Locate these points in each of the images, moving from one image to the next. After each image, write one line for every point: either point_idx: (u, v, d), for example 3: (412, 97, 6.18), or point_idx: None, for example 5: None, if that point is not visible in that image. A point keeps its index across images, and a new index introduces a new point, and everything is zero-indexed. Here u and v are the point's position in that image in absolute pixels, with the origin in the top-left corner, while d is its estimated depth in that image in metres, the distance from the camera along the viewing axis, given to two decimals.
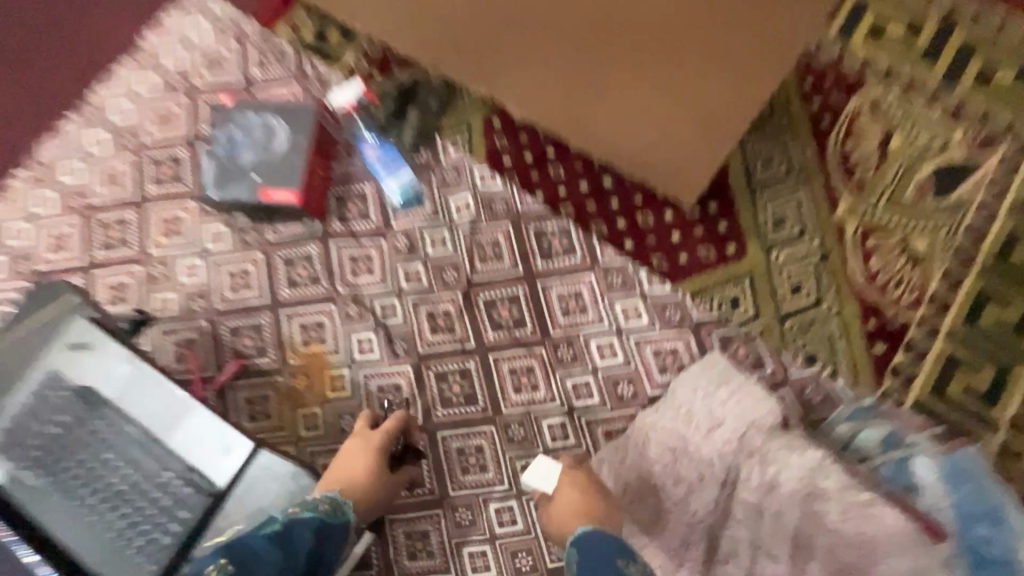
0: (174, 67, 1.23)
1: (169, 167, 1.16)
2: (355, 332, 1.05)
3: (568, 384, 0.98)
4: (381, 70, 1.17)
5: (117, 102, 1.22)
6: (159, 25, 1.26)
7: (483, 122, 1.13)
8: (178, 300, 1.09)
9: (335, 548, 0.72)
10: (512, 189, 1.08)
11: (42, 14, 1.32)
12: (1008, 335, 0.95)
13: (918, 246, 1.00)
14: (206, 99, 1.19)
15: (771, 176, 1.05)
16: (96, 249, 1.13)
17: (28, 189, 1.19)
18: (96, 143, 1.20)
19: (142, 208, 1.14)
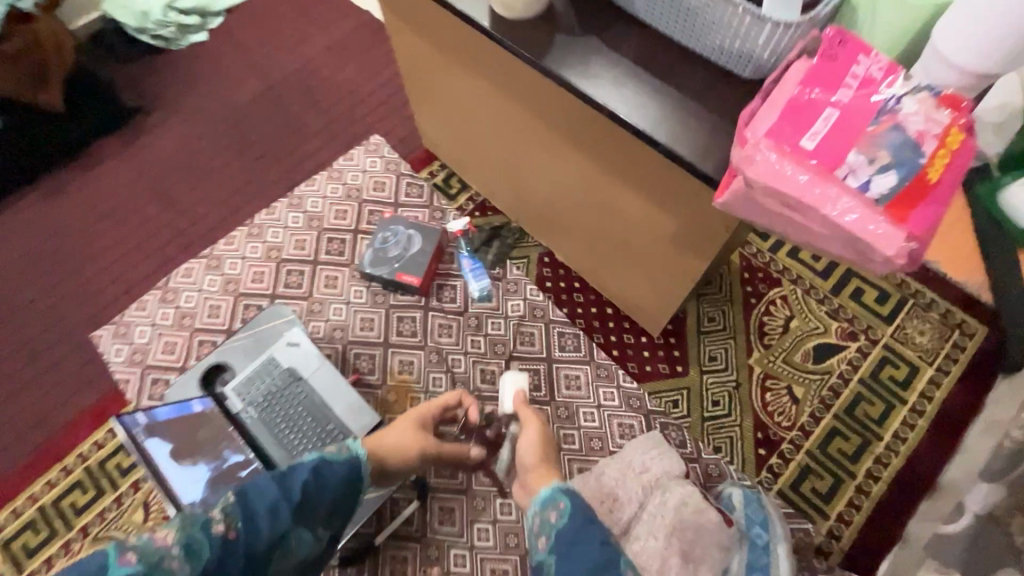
0: (352, 183, 1.94)
1: (338, 245, 1.83)
2: (433, 372, 1.63)
3: (561, 433, 1.53)
4: (480, 212, 1.87)
5: (312, 197, 1.93)
6: (349, 156, 2.00)
7: (538, 257, 1.78)
8: (325, 328, 1.70)
9: (333, 479, 0.96)
10: (548, 302, 1.70)
11: (278, 134, 2.08)
12: (844, 459, 1.48)
13: (797, 391, 1.56)
14: (370, 208, 1.89)
15: (713, 328, 1.65)
16: (280, 286, 1.77)
17: (245, 239, 1.86)
18: (294, 219, 1.89)
19: (315, 266, 1.79)
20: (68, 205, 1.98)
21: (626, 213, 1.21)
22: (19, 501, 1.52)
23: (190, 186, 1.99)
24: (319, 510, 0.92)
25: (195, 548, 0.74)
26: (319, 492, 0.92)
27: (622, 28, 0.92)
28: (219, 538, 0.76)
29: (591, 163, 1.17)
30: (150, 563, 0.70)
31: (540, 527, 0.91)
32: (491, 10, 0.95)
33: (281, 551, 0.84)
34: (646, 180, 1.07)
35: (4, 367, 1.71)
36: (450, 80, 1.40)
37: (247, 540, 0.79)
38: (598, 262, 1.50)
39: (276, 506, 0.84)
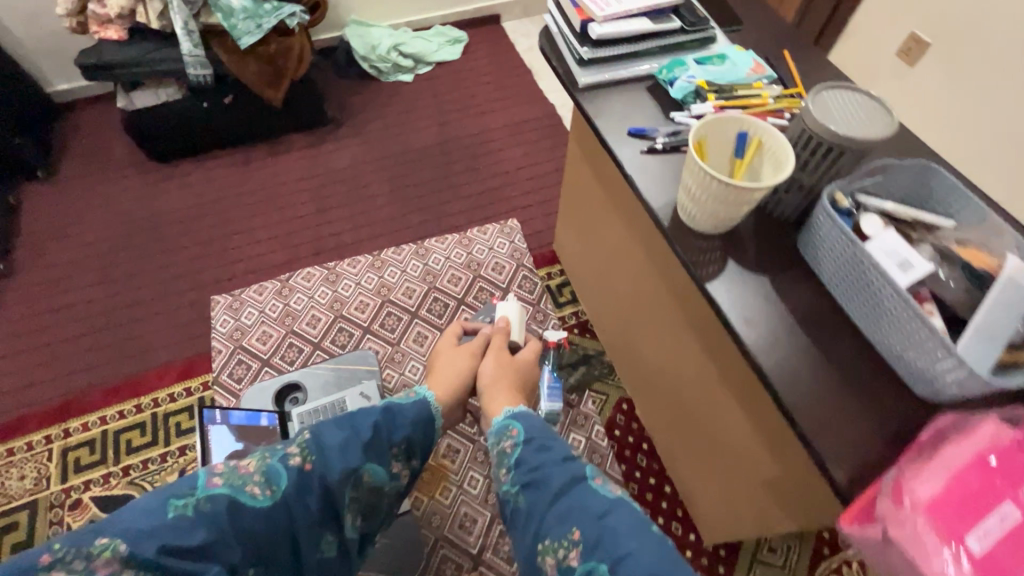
0: (476, 255, 2.03)
1: (440, 307, 1.90)
2: (473, 470, 1.59)
3: None
4: (580, 330, 1.88)
5: (437, 253, 2.04)
6: (483, 229, 2.11)
7: (617, 400, 1.74)
8: (396, 380, 1.75)
9: (404, 418, 0.97)
10: (609, 453, 1.64)
11: (432, 185, 2.26)
12: None
13: None
14: (482, 284, 1.96)
15: (769, 561, 1.49)
16: (375, 323, 1.86)
17: (366, 267, 2.00)
18: (412, 267, 2.00)
19: (412, 318, 1.88)
20: (246, 179, 2.26)
21: (727, 435, 1.15)
22: (91, 417, 1.68)
23: (343, 202, 2.20)
24: (393, 449, 0.94)
25: (274, 476, 0.81)
26: (391, 430, 0.94)
27: (800, 281, 0.88)
28: (294, 469, 0.83)
29: (712, 373, 1.13)
30: (233, 485, 0.79)
31: (501, 461, 1.02)
32: (674, 210, 0.97)
33: (358, 481, 0.88)
34: (764, 427, 1.01)
35: (138, 295, 1.95)
36: (606, 222, 1.45)
37: (321, 473, 0.84)
38: (675, 443, 1.45)
39: (347, 445, 0.88)
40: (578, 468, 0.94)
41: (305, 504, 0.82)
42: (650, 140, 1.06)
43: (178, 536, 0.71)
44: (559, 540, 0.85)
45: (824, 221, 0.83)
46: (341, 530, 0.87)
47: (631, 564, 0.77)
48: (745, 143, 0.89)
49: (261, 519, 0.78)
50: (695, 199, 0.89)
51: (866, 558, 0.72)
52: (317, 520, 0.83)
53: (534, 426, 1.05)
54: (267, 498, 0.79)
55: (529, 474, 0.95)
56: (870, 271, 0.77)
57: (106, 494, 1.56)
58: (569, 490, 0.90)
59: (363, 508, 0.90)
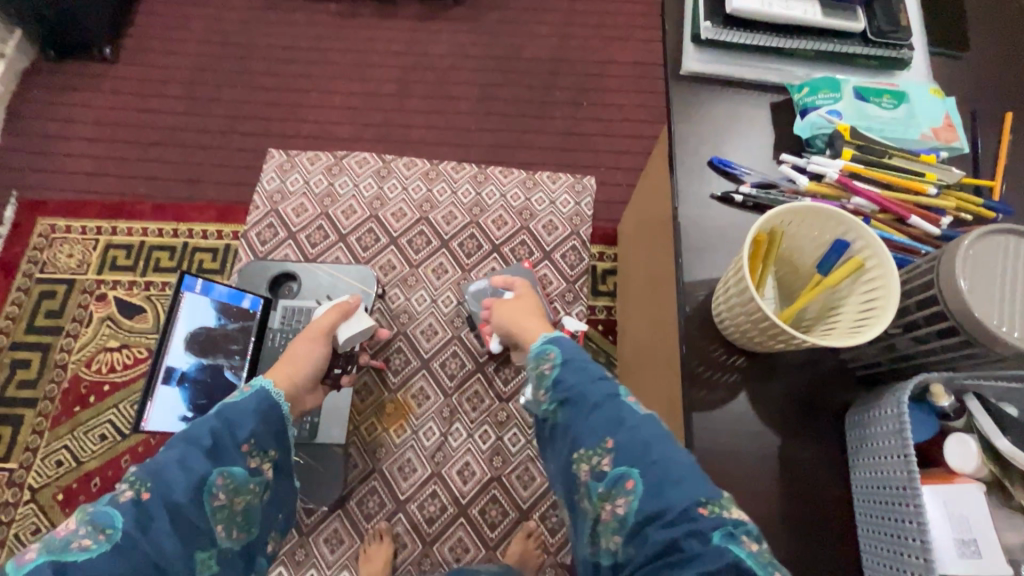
0: (533, 204, 1.82)
1: (473, 246, 1.76)
2: (432, 423, 1.54)
3: None
4: (604, 328, 1.68)
5: (495, 186, 1.84)
6: (555, 177, 1.86)
7: None
8: (400, 302, 1.68)
9: (243, 413, 0.85)
10: None
11: (523, 108, 1.99)
12: None
13: None
14: (526, 238, 1.77)
15: None
16: (404, 236, 1.77)
17: (419, 175, 1.86)
18: (464, 192, 1.83)
19: (441, 247, 1.76)
20: (344, 35, 2.11)
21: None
22: (136, 225, 1.79)
23: (427, 94, 2.01)
24: (243, 449, 0.82)
25: (103, 517, 0.68)
26: (234, 430, 0.82)
27: (818, 459, 0.64)
28: (127, 502, 0.69)
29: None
30: (54, 549, 0.65)
31: (533, 382, 0.77)
32: (709, 295, 0.72)
33: (212, 489, 0.75)
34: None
35: (210, 123, 1.96)
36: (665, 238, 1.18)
37: (164, 495, 0.71)
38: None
39: (185, 456, 0.75)
40: (611, 385, 0.72)
41: (155, 532, 0.69)
42: (734, 186, 0.77)
43: None
44: (593, 446, 0.68)
45: (885, 420, 0.57)
46: (215, 543, 0.75)
47: (664, 474, 0.62)
48: (834, 255, 0.60)
49: (104, 566, 0.64)
50: (728, 304, 0.65)
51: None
52: (179, 545, 0.70)
53: (573, 342, 0.79)
54: (104, 544, 0.66)
55: (564, 392, 0.72)
56: (908, 523, 0.53)
57: (127, 300, 1.70)
58: (603, 400, 0.70)
59: (233, 517, 0.78)
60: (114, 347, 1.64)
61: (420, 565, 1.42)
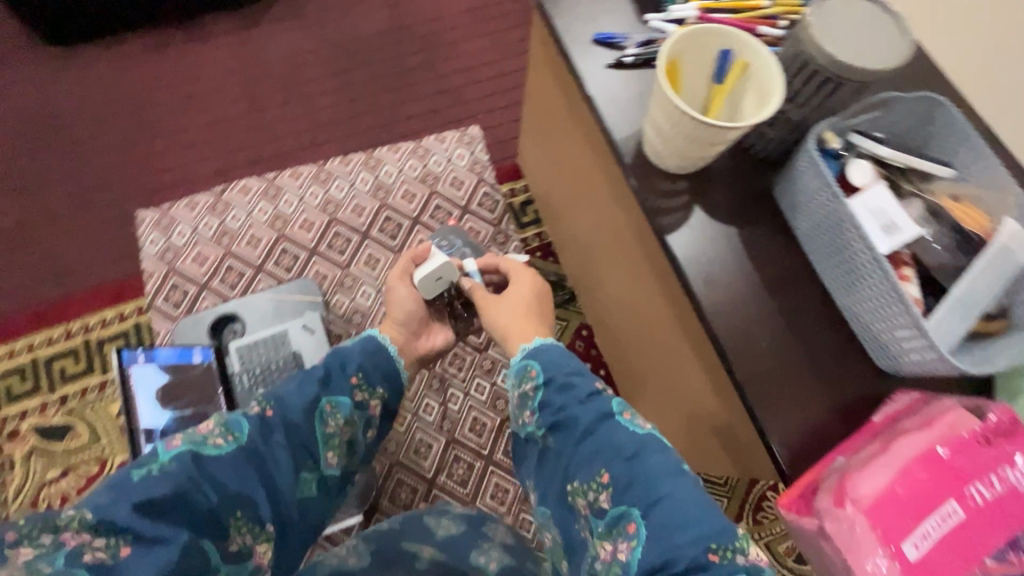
0: (433, 168, 1.85)
1: (393, 227, 1.77)
2: (428, 397, 1.57)
3: (521, 515, 1.49)
4: (542, 253, 1.78)
5: (389, 165, 1.85)
6: (441, 137, 1.90)
7: (578, 325, 1.70)
8: (347, 306, 1.66)
9: (352, 354, 0.97)
10: None
11: (383, 83, 1.98)
12: None
13: None
14: (439, 202, 1.81)
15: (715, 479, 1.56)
16: (322, 244, 1.73)
17: (309, 180, 1.81)
18: (362, 181, 1.82)
19: (363, 239, 1.75)
20: (164, 70, 1.94)
21: (684, 382, 1.10)
22: (17, 344, 1.57)
23: (282, 101, 1.93)
24: (351, 381, 0.94)
25: (235, 424, 0.80)
26: (341, 369, 0.94)
27: (770, 233, 0.78)
28: (255, 415, 0.83)
29: (676, 329, 1.05)
30: (195, 442, 0.75)
31: (522, 402, 0.90)
32: (639, 144, 0.83)
33: (323, 415, 0.89)
34: (717, 383, 0.96)
35: (52, 208, 1.73)
36: (577, 148, 1.26)
37: (284, 415, 0.85)
38: (652, 390, 1.31)
39: (303, 387, 0.89)
40: (608, 406, 0.84)
41: (275, 443, 0.82)
42: (620, 52, 0.88)
43: (146, 492, 0.67)
44: (587, 481, 0.80)
45: (806, 169, 0.71)
46: (317, 467, 0.87)
47: (667, 515, 0.72)
48: (727, 63, 0.73)
49: (231, 464, 0.76)
50: (661, 135, 0.76)
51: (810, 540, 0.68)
52: (291, 456, 0.83)
53: (559, 361, 0.90)
54: (231, 445, 0.78)
55: (554, 416, 0.85)
56: (846, 230, 0.68)
57: (46, 423, 1.50)
58: (597, 426, 0.82)
59: (340, 444, 0.91)
60: (57, 475, 1.45)
61: None
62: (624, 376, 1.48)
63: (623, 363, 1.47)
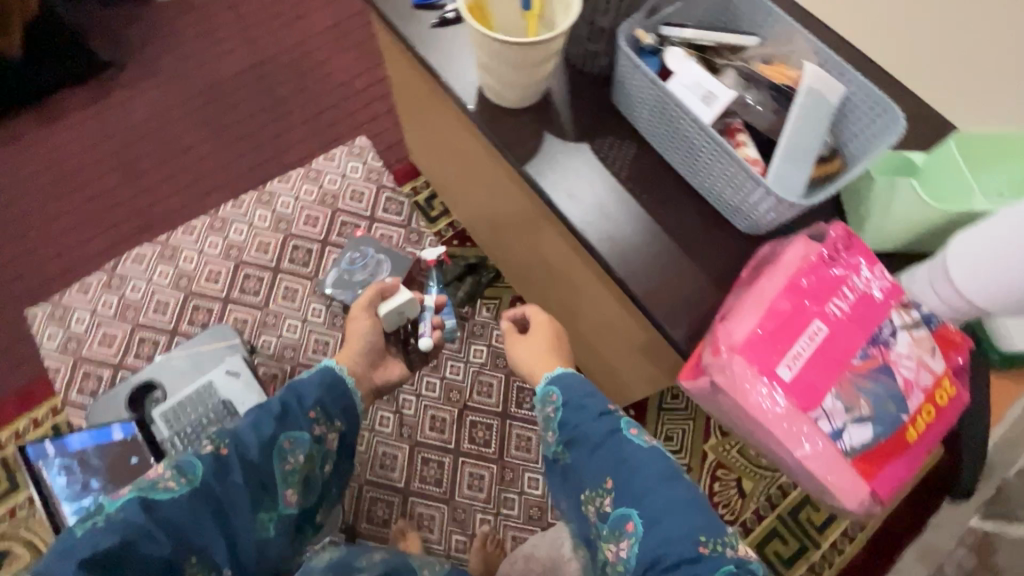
0: (329, 187, 1.83)
1: (303, 255, 1.73)
2: (380, 410, 1.54)
3: (502, 496, 1.48)
4: (459, 241, 1.78)
5: (284, 196, 1.81)
6: (330, 155, 1.87)
7: (511, 299, 1.71)
8: (276, 344, 1.62)
9: (309, 385, 0.95)
10: None
11: (258, 118, 1.94)
12: (778, 563, 1.47)
13: (746, 485, 1.53)
14: (343, 218, 1.78)
15: (675, 405, 1.61)
16: (234, 290, 1.67)
17: (204, 232, 1.75)
18: (260, 218, 1.77)
19: (275, 274, 1.70)
20: (22, 160, 1.83)
21: (613, 324, 1.13)
22: None
23: (156, 161, 1.85)
24: (310, 415, 0.92)
25: (187, 465, 0.80)
26: (298, 399, 0.92)
27: (619, 140, 0.81)
28: (207, 455, 0.81)
29: (590, 275, 1.08)
30: (145, 487, 0.77)
31: (542, 422, 0.88)
32: (480, 90, 0.85)
33: (281, 452, 0.86)
34: (635, 315, 0.99)
35: None
36: (453, 124, 1.27)
37: (238, 453, 0.83)
38: (586, 336, 1.34)
39: (256, 423, 0.86)
40: (615, 423, 0.81)
41: (230, 483, 0.80)
42: (440, 10, 0.90)
43: (93, 547, 0.69)
44: (596, 488, 0.79)
45: (627, 67, 0.74)
46: (276, 506, 0.84)
47: (662, 515, 0.71)
48: None
49: (182, 509, 0.76)
50: (491, 72, 0.77)
51: (706, 409, 0.67)
52: (248, 494, 0.81)
53: (575, 381, 0.87)
54: (184, 487, 0.77)
55: (569, 433, 0.83)
56: (676, 111, 0.71)
57: None
58: (604, 439, 0.80)
59: (299, 482, 0.88)
60: None
61: (456, 516, 1.46)
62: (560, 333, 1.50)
63: (556, 320, 1.48)
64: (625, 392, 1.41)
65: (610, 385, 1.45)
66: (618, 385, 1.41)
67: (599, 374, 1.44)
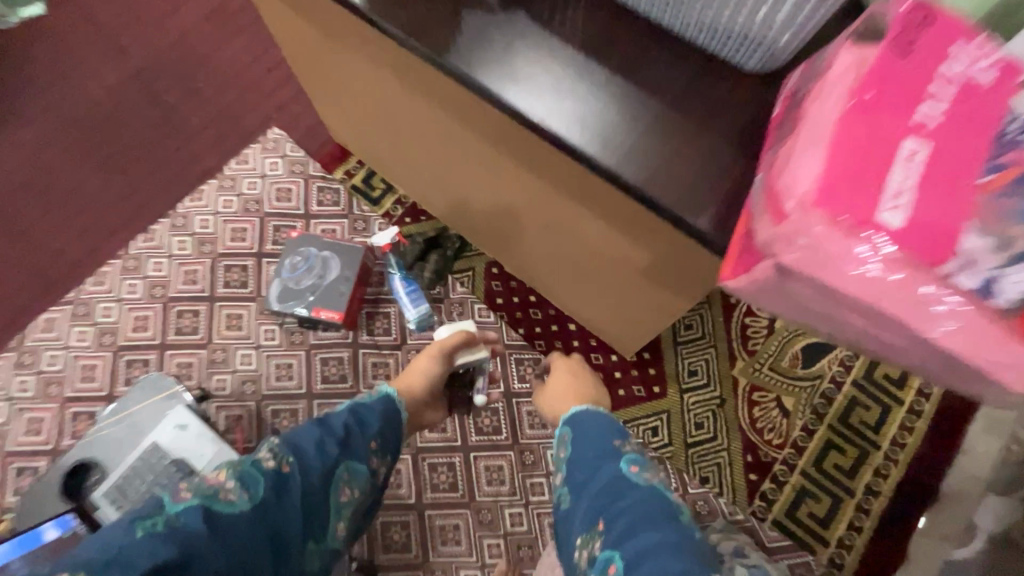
0: (249, 193, 1.59)
1: (238, 274, 1.49)
2: None
3: (528, 482, 1.31)
4: (412, 218, 1.56)
5: (201, 214, 1.56)
6: (243, 158, 1.63)
7: (484, 267, 1.51)
8: (233, 381, 1.39)
9: (372, 414, 1.00)
10: (502, 324, 1.45)
11: (149, 135, 1.67)
12: (842, 476, 1.32)
13: (788, 403, 1.38)
14: (275, 222, 1.55)
15: (691, 335, 1.44)
16: (169, 333, 1.44)
17: (119, 276, 1.50)
18: (179, 246, 1.53)
19: (212, 304, 1.46)
20: None
21: (601, 253, 0.94)
22: None
23: (42, 211, 1.58)
24: (370, 444, 0.96)
25: (250, 480, 0.79)
26: (361, 427, 0.96)
27: None
28: (272, 471, 0.81)
29: (566, 198, 0.87)
30: (206, 495, 0.75)
31: (557, 455, 1.05)
32: None
33: (340, 481, 0.88)
34: (631, 227, 0.80)
35: None
36: (365, 73, 1.05)
37: (303, 471, 0.84)
38: (574, 285, 1.18)
39: (321, 444, 0.88)
40: (613, 466, 0.91)
41: (288, 503, 0.80)
42: None
43: (152, 558, 0.64)
44: (591, 530, 0.86)
45: None
46: (322, 538, 0.84)
47: (642, 558, 0.76)
48: None
49: (245, 523, 0.73)
50: None
51: (774, 306, 0.54)
52: (305, 519, 0.81)
53: (591, 423, 1.01)
54: (246, 502, 0.76)
55: (576, 468, 0.96)
56: None
57: None
58: (597, 473, 0.92)
59: (348, 516, 0.90)
60: None
61: (483, 517, 1.28)
62: (548, 290, 1.34)
63: (539, 277, 1.32)
64: (630, 340, 1.26)
65: (611, 334, 1.30)
66: (620, 334, 1.26)
67: (598, 325, 1.30)
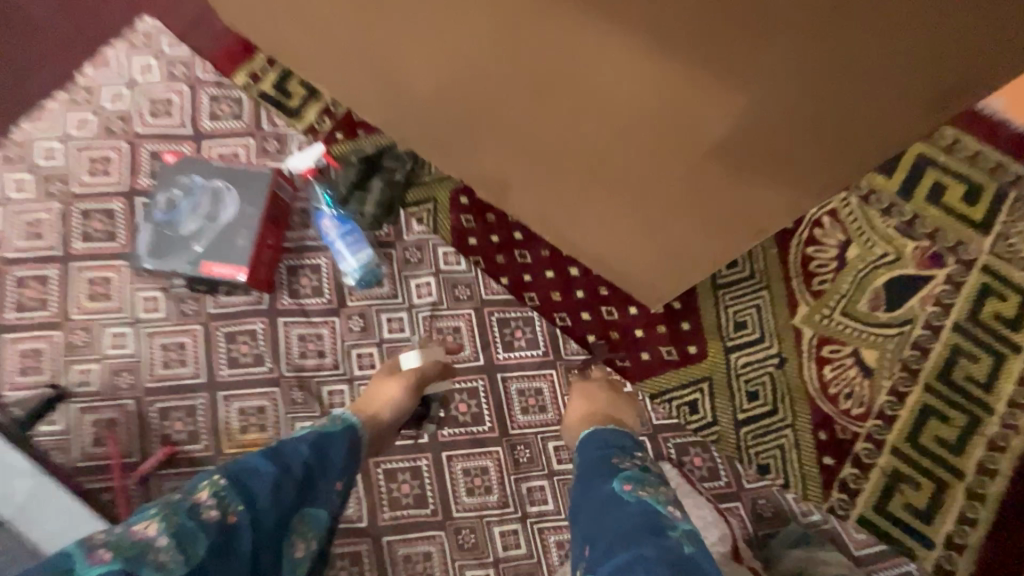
0: (113, 108, 1.12)
1: (101, 222, 1.05)
2: (300, 420, 0.97)
3: (523, 489, 0.94)
4: (346, 133, 1.12)
5: (45, 141, 1.10)
6: (102, 59, 1.16)
7: (450, 196, 1.09)
8: (101, 372, 0.98)
9: (337, 448, 0.75)
10: (477, 274, 1.05)
11: None
12: (946, 452, 0.98)
13: (869, 358, 1.03)
14: (151, 147, 1.10)
15: (736, 276, 1.06)
16: (6, 309, 1.01)
17: None
18: (15, 186, 1.08)
19: (66, 266, 1.03)
20: None
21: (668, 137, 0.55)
22: None
23: None
24: (334, 488, 0.73)
25: (187, 537, 0.56)
26: (324, 471, 0.72)
27: None
28: (214, 525, 0.58)
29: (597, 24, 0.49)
30: (129, 558, 0.53)
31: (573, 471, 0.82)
32: None
33: (290, 541, 0.65)
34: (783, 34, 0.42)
35: None
36: None
37: (251, 523, 0.61)
38: (588, 219, 0.82)
39: (282, 486, 0.65)
40: (604, 484, 0.71)
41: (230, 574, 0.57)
42: None
43: None
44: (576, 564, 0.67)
45: None
46: None
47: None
48: None
49: None
50: None
51: None
52: None
53: (606, 438, 0.80)
54: (179, 570, 0.54)
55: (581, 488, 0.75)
56: None
57: None
58: (587, 496, 0.71)
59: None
60: None
61: (464, 541, 0.92)
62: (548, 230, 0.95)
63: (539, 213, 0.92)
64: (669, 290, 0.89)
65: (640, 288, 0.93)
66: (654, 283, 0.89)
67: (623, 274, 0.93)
